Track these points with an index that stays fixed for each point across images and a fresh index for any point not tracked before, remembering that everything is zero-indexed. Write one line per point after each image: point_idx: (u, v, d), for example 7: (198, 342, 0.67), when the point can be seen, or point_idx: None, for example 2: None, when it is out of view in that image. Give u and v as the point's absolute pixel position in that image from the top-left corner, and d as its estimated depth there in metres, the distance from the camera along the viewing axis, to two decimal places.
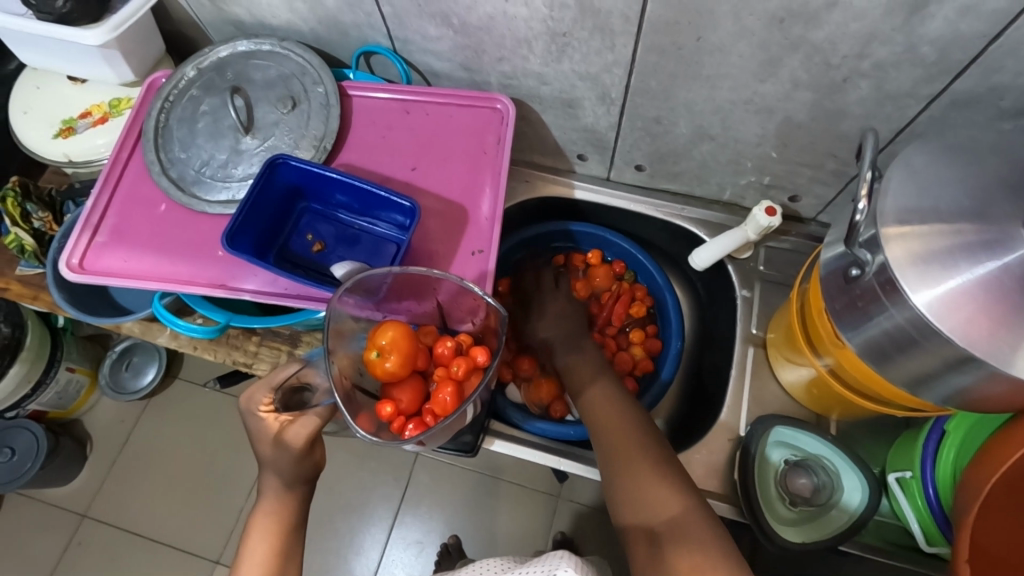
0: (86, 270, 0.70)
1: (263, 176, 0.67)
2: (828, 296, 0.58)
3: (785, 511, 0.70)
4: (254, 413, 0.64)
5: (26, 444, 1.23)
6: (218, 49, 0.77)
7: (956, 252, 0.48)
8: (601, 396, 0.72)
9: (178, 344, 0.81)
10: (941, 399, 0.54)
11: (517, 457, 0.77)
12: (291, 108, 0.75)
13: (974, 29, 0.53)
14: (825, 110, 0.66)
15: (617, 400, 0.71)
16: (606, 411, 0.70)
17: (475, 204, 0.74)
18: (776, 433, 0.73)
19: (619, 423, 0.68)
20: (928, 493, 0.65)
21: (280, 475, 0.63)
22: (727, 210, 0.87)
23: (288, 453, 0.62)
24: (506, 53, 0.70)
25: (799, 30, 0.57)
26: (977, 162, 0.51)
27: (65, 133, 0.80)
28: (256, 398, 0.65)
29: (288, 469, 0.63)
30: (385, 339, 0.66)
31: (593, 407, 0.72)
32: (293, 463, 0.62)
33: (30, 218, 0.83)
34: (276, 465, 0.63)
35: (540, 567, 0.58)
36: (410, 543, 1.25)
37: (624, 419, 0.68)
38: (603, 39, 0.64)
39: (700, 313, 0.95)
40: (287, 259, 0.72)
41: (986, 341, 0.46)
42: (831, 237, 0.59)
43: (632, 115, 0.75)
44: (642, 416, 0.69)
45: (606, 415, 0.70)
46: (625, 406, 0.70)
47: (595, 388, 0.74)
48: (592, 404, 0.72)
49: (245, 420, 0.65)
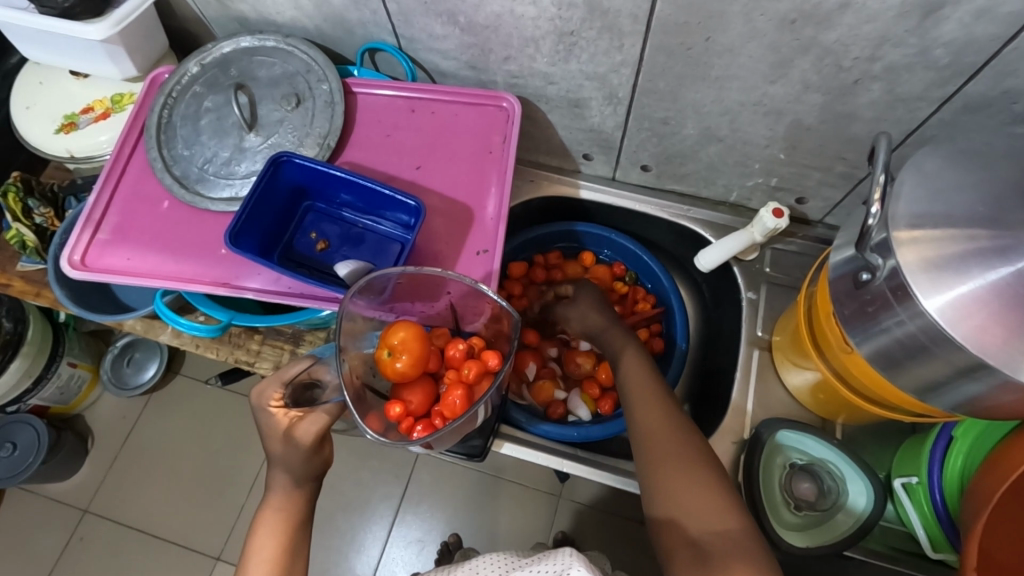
0: (88, 267, 0.70)
1: (267, 174, 0.67)
2: (838, 301, 0.58)
3: (791, 517, 0.69)
4: (264, 408, 0.63)
5: (28, 439, 1.23)
6: (221, 45, 0.76)
7: (968, 257, 0.47)
8: (640, 388, 0.70)
9: (180, 342, 0.81)
10: (950, 406, 0.53)
11: (524, 460, 0.77)
12: (295, 105, 0.74)
13: (989, 33, 0.52)
14: (835, 113, 0.65)
15: (655, 391, 0.69)
16: (644, 403, 0.68)
17: (480, 204, 0.73)
18: (781, 436, 0.72)
19: (660, 419, 0.66)
20: (933, 498, 0.65)
21: (289, 472, 0.62)
22: (733, 211, 0.87)
23: (298, 450, 0.61)
24: (513, 52, 0.70)
25: (810, 32, 0.56)
26: (990, 167, 0.50)
27: (67, 128, 0.79)
28: (266, 393, 0.64)
29: (298, 465, 0.62)
30: (397, 338, 0.66)
31: (631, 399, 0.69)
32: (304, 460, 0.62)
33: (32, 214, 0.82)
34: (286, 462, 0.62)
35: (548, 566, 0.56)
36: (411, 541, 1.24)
37: (665, 415, 0.66)
38: (611, 39, 0.63)
39: (705, 314, 0.94)
40: (290, 259, 0.72)
41: (1000, 349, 0.45)
42: (841, 241, 0.58)
43: (639, 116, 0.75)
44: (681, 412, 0.67)
45: (644, 410, 0.67)
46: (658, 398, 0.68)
47: (637, 379, 0.71)
48: (634, 395, 0.70)
49: (254, 415, 0.64)
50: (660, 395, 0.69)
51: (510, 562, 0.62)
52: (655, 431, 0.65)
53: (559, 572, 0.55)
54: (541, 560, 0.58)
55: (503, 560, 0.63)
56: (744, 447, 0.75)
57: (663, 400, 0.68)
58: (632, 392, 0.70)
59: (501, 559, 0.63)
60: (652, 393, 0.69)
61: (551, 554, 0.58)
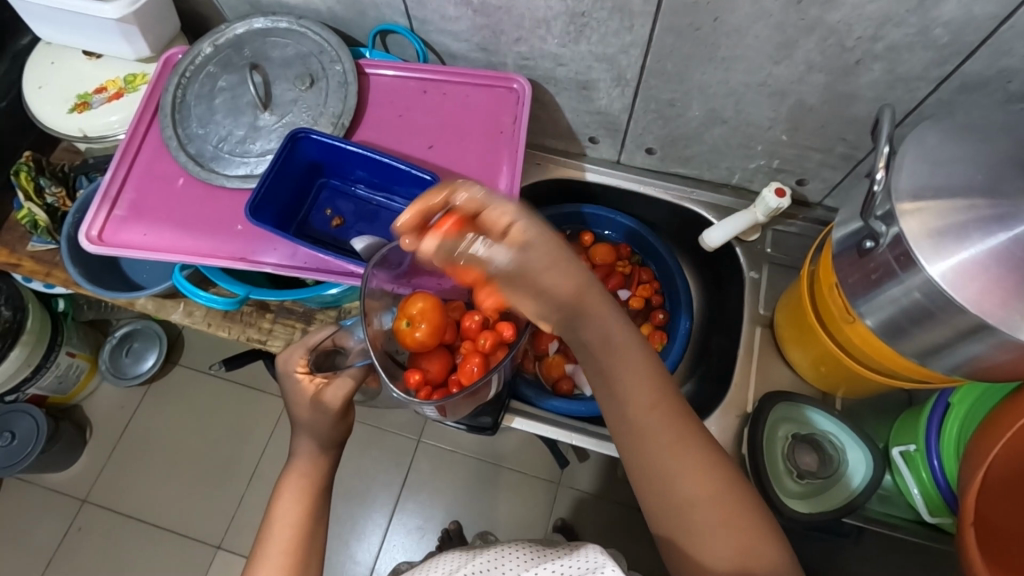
0: (105, 243, 0.70)
1: (285, 149, 0.68)
2: (842, 272, 0.60)
3: (793, 485, 0.72)
4: (290, 374, 0.65)
5: (27, 429, 1.23)
6: (234, 26, 0.77)
7: (968, 224, 0.49)
8: (651, 432, 0.53)
9: (192, 321, 0.81)
10: (948, 368, 0.56)
11: (534, 433, 0.79)
12: (309, 85, 0.75)
13: (986, 12, 0.55)
14: (837, 92, 0.68)
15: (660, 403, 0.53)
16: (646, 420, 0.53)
17: (492, 182, 0.75)
18: (780, 410, 0.75)
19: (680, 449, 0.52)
20: (933, 465, 0.67)
21: (316, 437, 0.64)
22: (735, 194, 0.89)
23: (326, 415, 0.63)
24: (524, 33, 0.71)
25: (815, 12, 0.58)
26: (988, 139, 0.52)
27: (81, 108, 0.80)
28: (291, 360, 0.66)
29: (324, 430, 0.64)
30: (415, 309, 0.68)
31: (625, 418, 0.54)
32: (330, 426, 0.63)
33: (43, 193, 0.83)
34: (313, 427, 0.63)
35: (578, 563, 0.51)
36: (412, 528, 1.26)
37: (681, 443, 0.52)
38: (622, 20, 0.65)
39: (706, 297, 0.97)
40: (306, 234, 0.73)
41: (999, 310, 0.48)
42: (844, 215, 0.60)
43: (646, 98, 0.76)
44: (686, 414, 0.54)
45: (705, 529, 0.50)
46: (661, 405, 0.53)
47: (659, 438, 0.52)
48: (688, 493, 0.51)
49: (280, 383, 0.66)
50: (678, 439, 0.52)
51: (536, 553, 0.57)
52: (700, 516, 0.50)
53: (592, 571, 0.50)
54: (569, 556, 0.53)
55: (530, 551, 0.57)
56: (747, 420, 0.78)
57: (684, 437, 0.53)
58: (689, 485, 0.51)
59: (531, 548, 0.59)
60: (699, 469, 0.52)
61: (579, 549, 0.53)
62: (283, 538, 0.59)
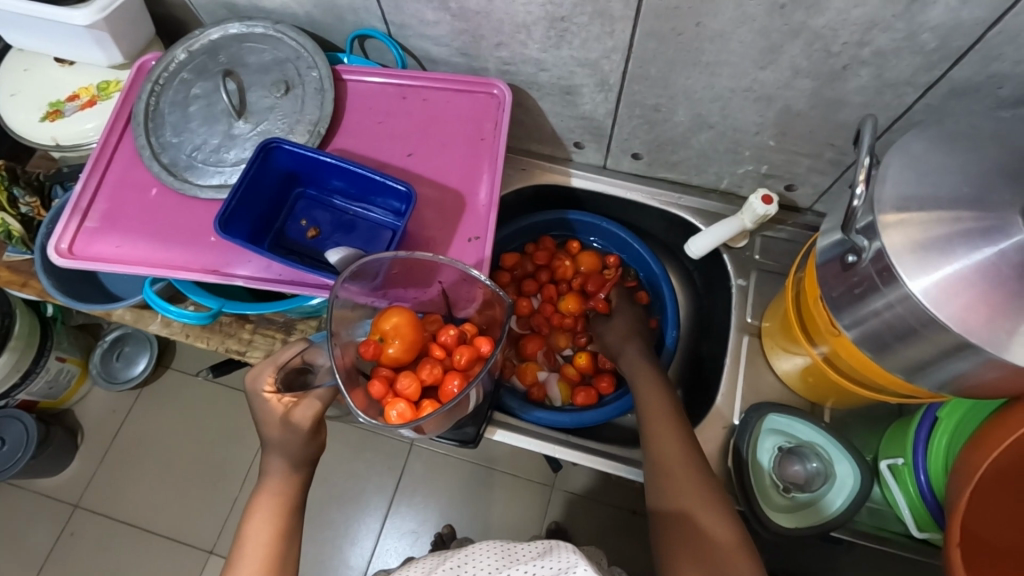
0: (76, 256, 0.69)
1: (257, 160, 0.66)
2: (825, 284, 0.58)
3: (780, 499, 0.70)
4: (258, 394, 0.63)
5: (17, 435, 1.22)
6: (209, 32, 0.75)
7: (953, 238, 0.48)
8: (666, 429, 0.67)
9: (170, 332, 0.80)
10: (936, 385, 0.54)
11: (516, 445, 0.77)
12: (285, 92, 0.74)
13: (974, 16, 0.53)
14: (825, 98, 0.66)
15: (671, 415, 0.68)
16: (660, 424, 0.68)
17: (472, 190, 0.73)
18: (769, 421, 0.73)
19: (682, 448, 0.64)
20: (920, 479, 0.66)
21: (287, 456, 0.62)
22: (723, 199, 0.87)
23: (297, 435, 0.62)
24: (504, 38, 0.69)
25: (800, 17, 0.57)
26: (975, 149, 0.50)
27: (53, 116, 0.79)
28: (260, 377, 0.64)
29: (296, 450, 0.62)
30: (389, 325, 0.67)
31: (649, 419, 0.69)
32: (302, 445, 0.62)
33: (17, 203, 0.81)
34: (284, 447, 0.62)
35: (551, 563, 0.54)
36: (405, 532, 1.25)
37: (684, 445, 0.65)
38: (602, 24, 0.63)
39: (695, 301, 0.95)
40: (281, 245, 0.72)
41: (983, 328, 0.46)
42: (828, 225, 0.58)
43: (630, 103, 0.75)
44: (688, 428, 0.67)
45: (701, 505, 0.60)
46: (673, 420, 0.68)
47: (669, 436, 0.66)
48: (688, 494, 0.61)
49: (248, 401, 0.65)
50: (688, 441, 0.65)
51: (505, 552, 0.58)
52: (693, 499, 0.60)
53: (564, 571, 0.53)
54: (540, 558, 0.56)
55: (499, 548, 0.58)
56: (734, 432, 0.76)
57: (689, 442, 0.65)
58: (682, 475, 0.62)
59: (495, 545, 0.60)
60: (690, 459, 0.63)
61: (551, 551, 0.56)
62: (255, 558, 0.58)
